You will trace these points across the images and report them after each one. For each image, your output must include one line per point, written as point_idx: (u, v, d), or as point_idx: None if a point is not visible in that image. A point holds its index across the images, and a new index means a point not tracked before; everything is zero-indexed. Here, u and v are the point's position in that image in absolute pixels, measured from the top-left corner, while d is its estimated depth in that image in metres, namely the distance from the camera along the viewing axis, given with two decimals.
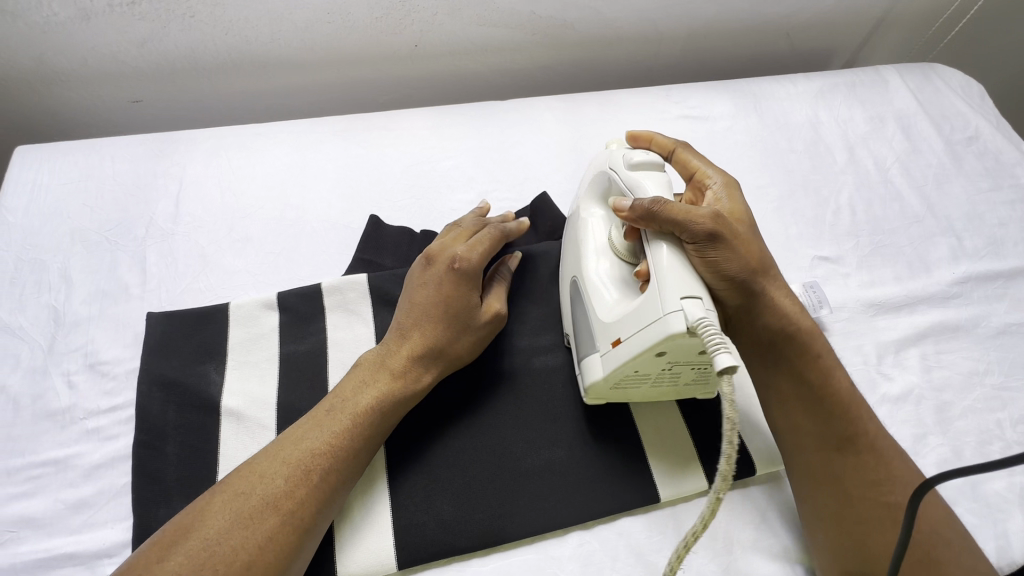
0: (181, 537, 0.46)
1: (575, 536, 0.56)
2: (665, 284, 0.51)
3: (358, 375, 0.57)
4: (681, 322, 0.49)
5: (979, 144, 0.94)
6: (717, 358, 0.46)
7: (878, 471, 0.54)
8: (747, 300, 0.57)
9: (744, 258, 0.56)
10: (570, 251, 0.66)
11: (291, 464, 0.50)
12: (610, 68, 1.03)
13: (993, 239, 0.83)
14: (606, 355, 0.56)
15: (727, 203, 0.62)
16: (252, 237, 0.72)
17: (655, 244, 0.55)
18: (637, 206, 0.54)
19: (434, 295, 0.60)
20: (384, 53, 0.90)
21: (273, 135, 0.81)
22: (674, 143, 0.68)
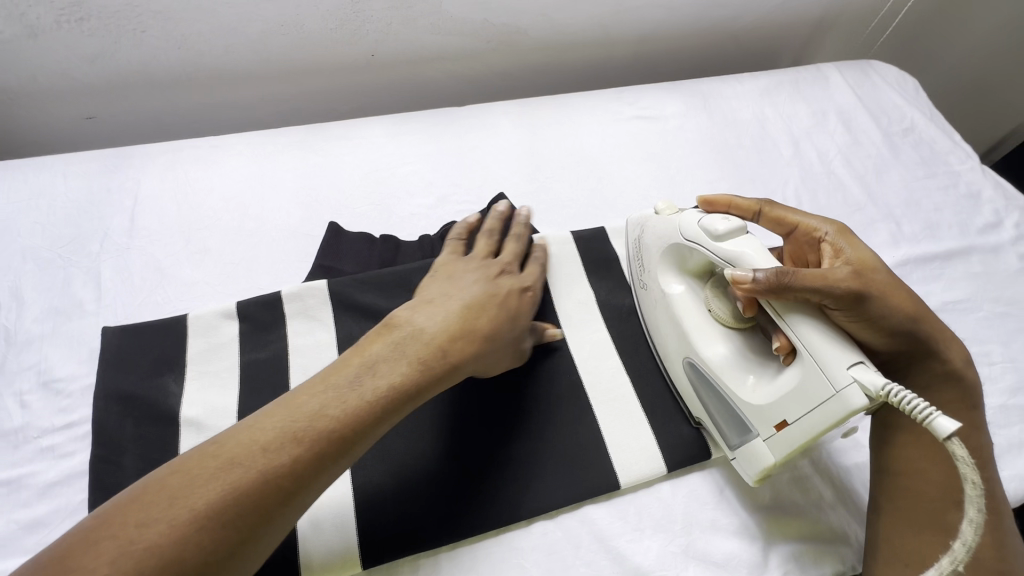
0: (161, 500, 0.41)
1: (539, 526, 0.58)
2: (824, 361, 0.51)
3: (387, 347, 0.54)
4: (860, 395, 0.49)
5: (914, 135, 0.99)
6: (936, 423, 0.46)
7: (989, 535, 0.53)
8: (913, 349, 0.57)
9: (897, 310, 0.55)
10: (669, 331, 0.65)
11: (302, 440, 0.46)
12: (566, 71, 1.05)
13: (930, 224, 0.88)
14: (773, 440, 0.55)
15: (850, 251, 0.59)
16: (211, 248, 0.72)
17: (789, 315, 0.54)
18: (763, 279, 0.53)
19: (505, 298, 0.62)
20: (340, 63, 0.91)
21: (230, 147, 0.81)
22: (758, 202, 0.67)
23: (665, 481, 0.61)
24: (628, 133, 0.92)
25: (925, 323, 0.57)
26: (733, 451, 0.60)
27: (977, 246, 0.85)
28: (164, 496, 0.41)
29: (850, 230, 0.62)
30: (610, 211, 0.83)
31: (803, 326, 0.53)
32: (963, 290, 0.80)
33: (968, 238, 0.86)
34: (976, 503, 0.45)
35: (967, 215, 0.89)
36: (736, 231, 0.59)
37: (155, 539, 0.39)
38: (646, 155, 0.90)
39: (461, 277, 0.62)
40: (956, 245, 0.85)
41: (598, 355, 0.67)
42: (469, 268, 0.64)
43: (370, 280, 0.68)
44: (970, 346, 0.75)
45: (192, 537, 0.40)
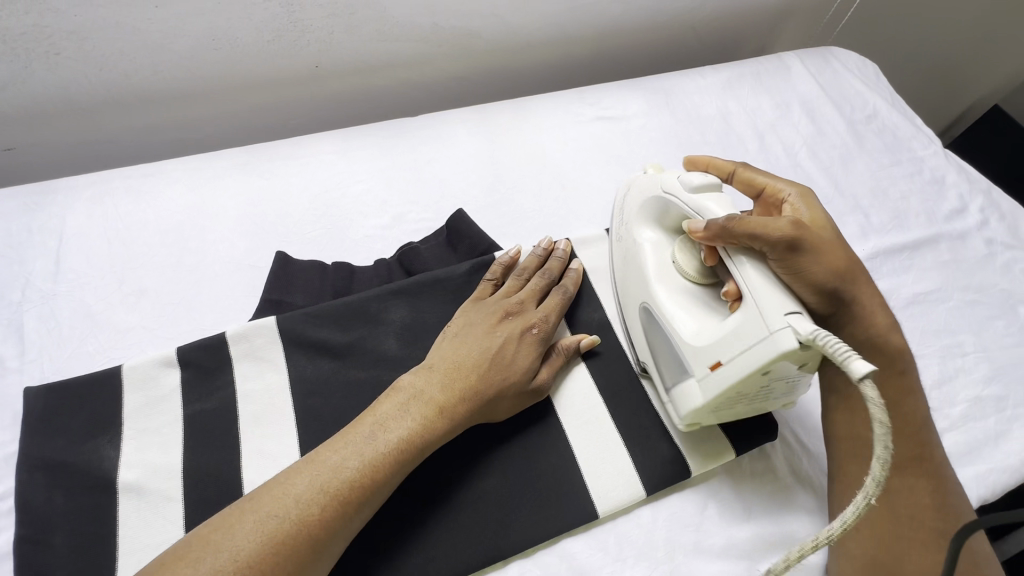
0: (206, 551, 0.45)
1: (515, 566, 0.55)
2: (762, 303, 0.51)
3: (399, 399, 0.55)
4: (791, 338, 0.49)
5: (878, 122, 0.98)
6: (852, 364, 0.45)
7: (929, 497, 0.55)
8: (836, 311, 0.57)
9: (831, 269, 0.55)
10: (634, 278, 0.65)
11: (328, 494, 0.49)
12: (525, 72, 1.01)
13: (897, 213, 0.87)
14: (706, 380, 0.55)
15: (806, 213, 0.61)
16: (147, 288, 0.66)
17: (736, 257, 0.55)
18: (712, 225, 0.55)
19: (503, 347, 0.60)
20: (282, 76, 0.85)
21: (164, 175, 0.76)
22: (734, 164, 0.66)
23: (644, 505, 0.59)
24: (591, 135, 0.89)
25: (857, 286, 0.58)
26: (669, 395, 0.60)
27: (944, 233, 0.85)
28: (209, 549, 0.45)
29: (812, 195, 0.62)
30: (575, 220, 0.80)
31: (748, 269, 0.53)
32: (933, 281, 0.80)
33: (935, 225, 0.86)
34: (884, 452, 0.44)
35: (933, 202, 0.89)
36: (710, 186, 0.61)
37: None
38: (610, 158, 0.87)
39: (466, 323, 0.62)
40: (923, 233, 0.84)
41: (568, 376, 0.64)
42: (476, 314, 0.63)
43: (322, 313, 0.64)
44: (943, 338, 0.75)
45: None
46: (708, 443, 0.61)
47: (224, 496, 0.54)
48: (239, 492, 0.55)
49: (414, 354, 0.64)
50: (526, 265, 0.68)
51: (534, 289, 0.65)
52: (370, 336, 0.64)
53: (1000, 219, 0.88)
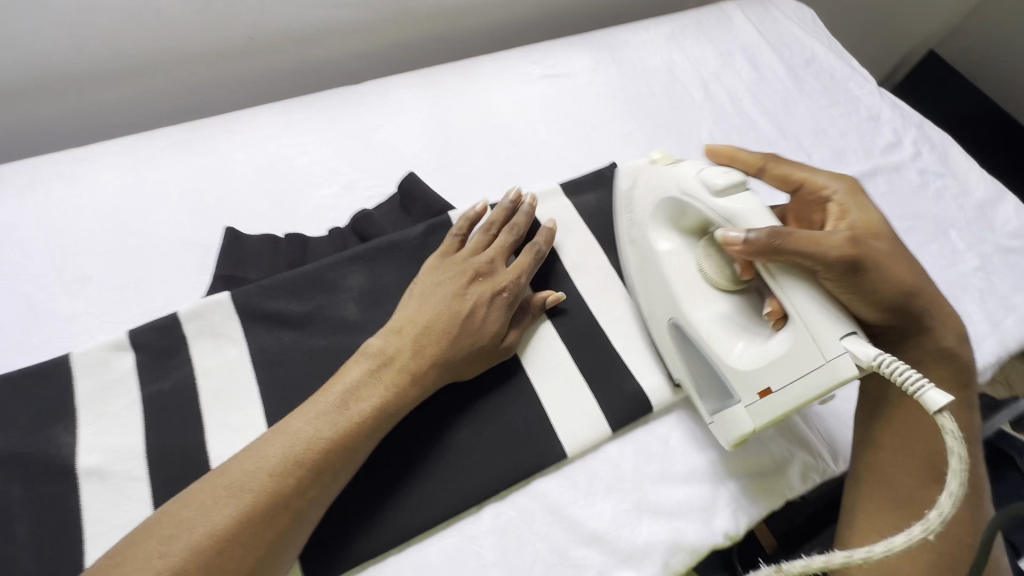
0: (180, 529, 0.44)
1: (490, 509, 0.57)
2: (816, 331, 0.50)
3: (366, 366, 0.55)
4: (849, 367, 0.49)
5: (816, 65, 1.01)
6: (926, 396, 0.45)
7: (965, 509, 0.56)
8: (901, 324, 0.57)
9: (892, 285, 0.54)
10: (659, 292, 0.62)
11: (303, 463, 0.49)
12: (468, 34, 1.00)
13: (837, 151, 0.90)
14: (753, 407, 0.53)
15: (858, 215, 0.58)
16: (91, 275, 0.64)
17: (780, 277, 0.52)
18: (756, 241, 0.51)
19: (473, 309, 0.59)
20: (215, 50, 0.82)
21: (98, 158, 0.72)
22: (762, 158, 0.64)
23: (611, 442, 0.61)
24: (539, 93, 0.89)
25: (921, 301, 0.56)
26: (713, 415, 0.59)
27: (881, 166, 0.89)
28: (183, 526, 0.44)
29: (862, 189, 0.60)
30: (528, 178, 0.81)
31: (798, 292, 0.51)
32: None
33: (872, 160, 0.89)
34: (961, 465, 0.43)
35: (870, 138, 0.92)
36: (736, 186, 0.58)
37: (182, 558, 0.43)
38: (559, 115, 0.87)
39: (434, 285, 0.61)
40: (862, 168, 0.88)
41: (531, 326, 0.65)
42: (442, 276, 0.62)
43: (277, 285, 0.63)
44: None
45: (216, 560, 0.44)
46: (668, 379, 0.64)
47: (191, 471, 0.54)
48: (206, 465, 0.55)
49: (375, 318, 0.64)
50: (492, 222, 0.66)
51: (502, 248, 0.64)
52: (329, 304, 0.63)
53: (932, 151, 0.93)
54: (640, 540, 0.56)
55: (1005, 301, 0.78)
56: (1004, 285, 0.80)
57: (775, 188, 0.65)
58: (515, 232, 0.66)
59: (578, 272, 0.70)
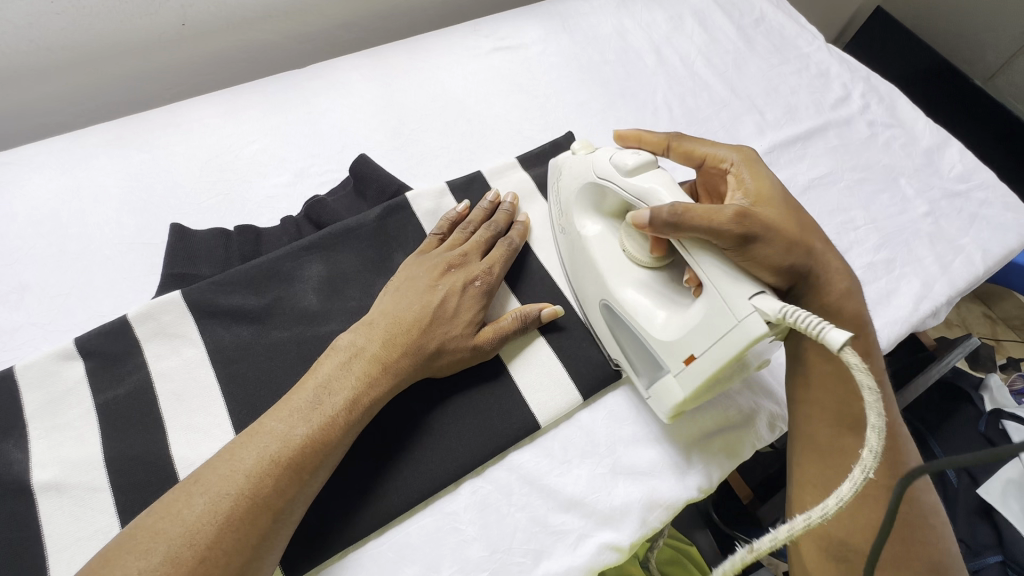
0: (157, 541, 0.43)
1: (468, 486, 0.57)
2: (724, 291, 0.50)
3: (336, 361, 0.54)
4: (760, 323, 0.47)
5: (765, 24, 1.01)
6: (828, 335, 0.43)
7: (884, 460, 0.57)
8: (797, 284, 0.57)
9: (788, 248, 0.54)
10: (587, 272, 0.62)
11: (280, 463, 0.48)
12: (415, 10, 0.97)
13: (789, 108, 0.91)
14: (682, 375, 0.53)
15: (752, 182, 0.59)
16: (31, 283, 0.61)
17: (691, 247, 0.53)
18: (660, 216, 0.52)
19: (445, 299, 0.59)
20: (145, 39, 0.78)
21: (27, 160, 0.68)
22: (666, 138, 0.65)
23: (583, 409, 0.62)
24: (490, 67, 0.87)
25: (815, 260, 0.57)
26: (648, 391, 0.58)
27: (832, 121, 0.90)
28: (159, 538, 0.43)
29: (756, 159, 0.62)
30: (485, 153, 0.80)
31: (706, 262, 0.52)
32: (825, 165, 0.85)
33: (823, 115, 0.91)
34: (877, 419, 0.42)
35: (821, 93, 0.94)
36: (646, 165, 0.58)
37: (160, 571, 0.42)
38: (512, 88, 0.86)
39: (407, 278, 0.60)
40: (814, 123, 0.89)
41: (499, 303, 0.65)
42: (413, 270, 0.61)
43: (231, 280, 0.60)
44: (837, 216, 0.81)
45: (197, 569, 0.43)
46: None
47: (155, 476, 0.52)
48: (171, 468, 0.53)
49: (336, 306, 0.62)
50: (470, 217, 0.66)
51: (479, 241, 0.64)
52: (288, 296, 0.62)
53: (880, 102, 0.95)
54: (617, 501, 0.57)
55: (953, 243, 0.81)
56: (951, 227, 0.82)
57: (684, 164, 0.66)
58: (490, 224, 0.66)
59: (539, 244, 0.69)
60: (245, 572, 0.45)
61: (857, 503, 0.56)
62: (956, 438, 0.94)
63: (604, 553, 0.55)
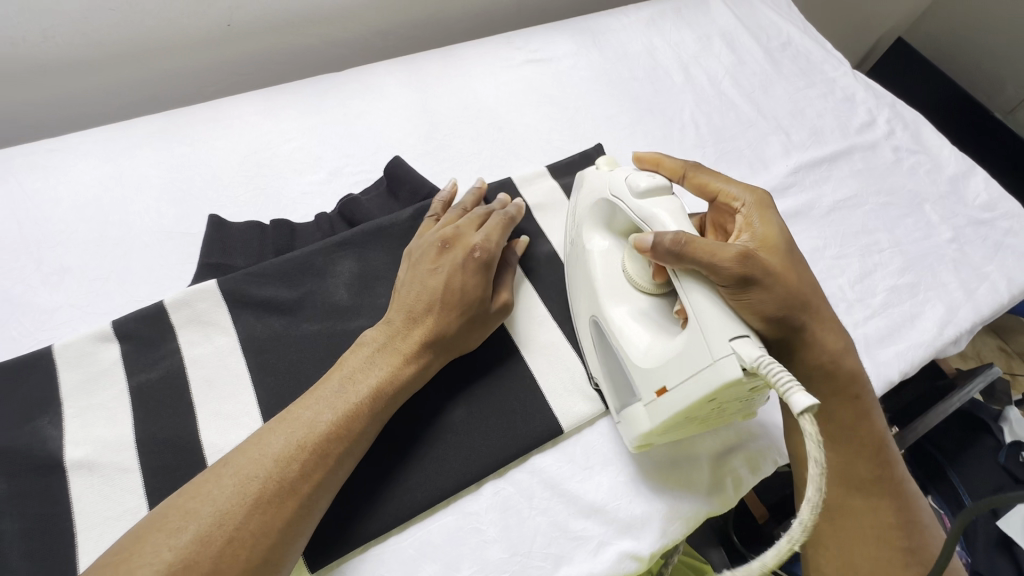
0: (188, 520, 0.44)
1: (489, 487, 0.57)
2: (707, 331, 0.49)
3: (365, 352, 0.55)
4: (735, 367, 0.46)
5: (792, 49, 1.03)
6: (793, 396, 0.41)
7: (894, 515, 0.56)
8: (788, 334, 0.55)
9: (781, 299, 0.53)
10: (584, 288, 0.62)
11: (306, 449, 0.48)
12: (449, 21, 1.00)
13: (815, 130, 0.92)
14: (651, 405, 0.53)
15: (761, 227, 0.58)
16: (70, 266, 0.62)
17: (684, 280, 0.52)
18: (662, 242, 0.51)
19: (448, 279, 0.58)
20: (192, 38, 0.80)
21: (73, 148, 0.70)
22: (683, 165, 0.64)
23: (607, 416, 0.62)
24: (521, 78, 0.89)
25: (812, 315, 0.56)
26: (620, 415, 0.58)
27: (857, 144, 0.91)
28: (189, 517, 0.44)
29: (770, 202, 0.60)
30: (514, 161, 0.81)
31: (696, 294, 0.51)
32: (850, 188, 0.86)
33: (848, 138, 0.92)
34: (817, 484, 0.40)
35: (846, 117, 0.95)
36: (660, 189, 0.58)
37: (189, 550, 0.42)
38: (543, 98, 0.88)
39: (410, 263, 0.61)
40: (839, 146, 0.90)
41: (526, 308, 0.66)
42: (416, 251, 0.62)
43: (265, 272, 0.62)
44: (862, 238, 0.81)
45: (224, 550, 0.43)
46: None
47: (184, 460, 0.53)
48: (200, 453, 0.54)
49: (367, 302, 0.63)
50: (464, 201, 0.67)
51: (477, 216, 0.64)
52: (320, 290, 0.63)
53: (905, 129, 0.95)
54: (637, 510, 0.57)
55: (978, 270, 0.81)
56: (976, 254, 0.83)
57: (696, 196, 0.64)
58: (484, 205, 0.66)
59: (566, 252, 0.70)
60: (271, 556, 0.45)
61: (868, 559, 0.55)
62: (975, 468, 0.93)
63: (624, 561, 0.55)
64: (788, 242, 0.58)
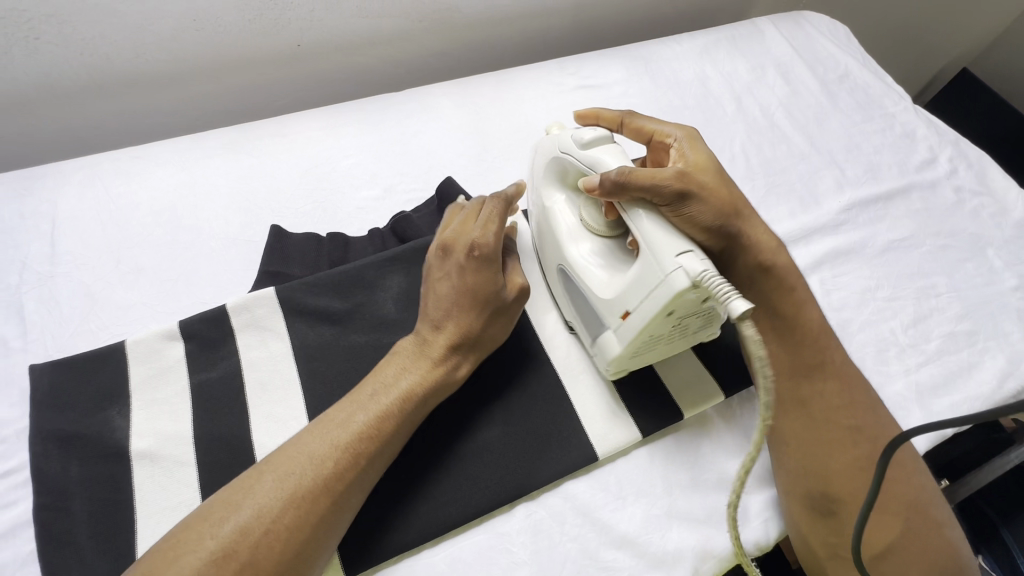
0: (230, 511, 0.47)
1: (522, 508, 0.57)
2: (655, 249, 0.52)
3: (400, 359, 0.57)
4: (683, 278, 0.49)
5: (850, 81, 1.01)
6: (732, 303, 0.46)
7: (841, 400, 0.58)
8: (731, 245, 0.60)
9: (718, 210, 0.58)
10: (548, 241, 0.66)
11: (340, 449, 0.50)
12: (504, 45, 1.03)
13: (871, 166, 0.90)
14: (620, 330, 0.56)
15: (692, 154, 0.63)
16: (145, 267, 0.67)
17: (629, 210, 0.55)
18: (605, 179, 0.55)
19: (459, 283, 0.60)
20: (266, 56, 0.86)
21: (154, 156, 0.76)
22: (620, 114, 0.68)
23: (641, 446, 0.61)
24: (573, 104, 0.91)
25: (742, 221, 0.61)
26: (594, 345, 0.60)
27: (916, 183, 0.88)
28: (232, 509, 0.47)
29: (699, 136, 0.65)
30: None
31: (642, 219, 0.54)
32: (906, 228, 0.83)
33: (906, 176, 0.89)
34: (768, 381, 0.45)
35: (905, 154, 0.92)
36: (602, 139, 0.60)
37: (230, 540, 0.45)
38: None
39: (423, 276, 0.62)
40: (896, 184, 0.88)
41: (567, 332, 0.66)
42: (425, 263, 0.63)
43: (320, 282, 0.65)
44: (917, 280, 0.78)
45: (263, 541, 0.46)
46: (683, 389, 0.63)
47: (236, 458, 0.56)
48: (251, 453, 0.56)
49: (413, 317, 0.65)
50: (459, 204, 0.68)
51: (494, 215, 0.62)
52: (369, 302, 0.65)
53: (969, 168, 0.92)
54: (669, 545, 0.56)
55: None
56: None
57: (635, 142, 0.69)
58: (479, 198, 0.67)
59: None
60: (305, 552, 0.47)
61: (819, 441, 0.57)
62: None
63: None
64: (718, 167, 0.64)
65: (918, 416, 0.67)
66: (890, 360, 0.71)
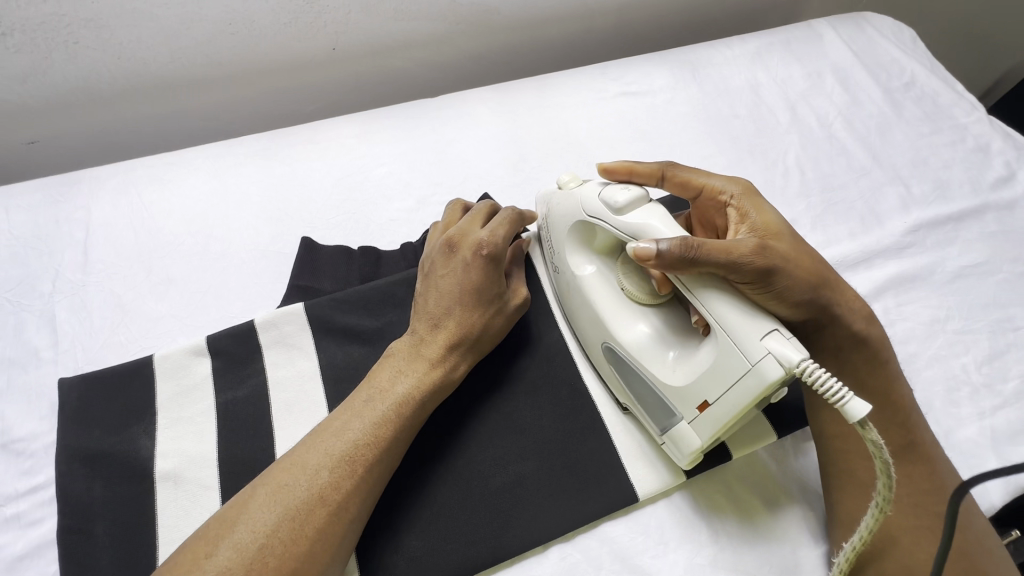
0: (228, 531, 0.45)
1: (555, 551, 0.54)
2: (735, 336, 0.48)
3: (394, 362, 0.55)
4: (776, 368, 0.45)
5: (916, 89, 0.93)
6: (850, 406, 0.42)
7: (921, 475, 0.53)
8: (819, 317, 0.56)
9: (805, 281, 0.53)
10: (584, 316, 0.61)
11: (335, 458, 0.48)
12: (543, 49, 0.98)
13: (939, 183, 0.83)
14: (696, 422, 0.52)
15: (756, 216, 0.57)
16: (176, 277, 0.66)
17: (699, 292, 0.51)
18: (667, 252, 0.49)
19: (463, 284, 0.58)
20: (299, 60, 0.84)
21: (187, 162, 0.74)
22: (660, 166, 0.63)
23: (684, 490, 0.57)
24: (615, 112, 0.86)
25: (834, 290, 0.56)
26: (662, 436, 0.55)
27: (991, 203, 0.81)
28: (230, 529, 0.45)
29: (756, 192, 0.60)
30: None
31: (717, 302, 0.50)
32: (980, 253, 0.76)
33: (980, 195, 0.82)
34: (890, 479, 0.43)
35: (978, 170, 0.85)
36: (638, 200, 0.56)
37: (228, 561, 0.43)
38: (636, 134, 0.84)
39: (424, 276, 0.60)
40: (969, 204, 0.81)
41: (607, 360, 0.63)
42: (427, 258, 0.61)
43: (350, 299, 0.62)
44: (993, 312, 0.71)
45: (257, 558, 0.44)
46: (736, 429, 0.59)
47: None
48: None
49: None
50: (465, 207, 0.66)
51: (479, 214, 0.62)
52: (399, 321, 0.63)
53: None
54: None
55: None
56: None
57: (676, 195, 0.64)
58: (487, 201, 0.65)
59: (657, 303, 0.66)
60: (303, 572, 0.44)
61: (898, 523, 0.52)
62: None
63: None
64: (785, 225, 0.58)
65: (994, 466, 0.61)
66: (961, 401, 0.65)
